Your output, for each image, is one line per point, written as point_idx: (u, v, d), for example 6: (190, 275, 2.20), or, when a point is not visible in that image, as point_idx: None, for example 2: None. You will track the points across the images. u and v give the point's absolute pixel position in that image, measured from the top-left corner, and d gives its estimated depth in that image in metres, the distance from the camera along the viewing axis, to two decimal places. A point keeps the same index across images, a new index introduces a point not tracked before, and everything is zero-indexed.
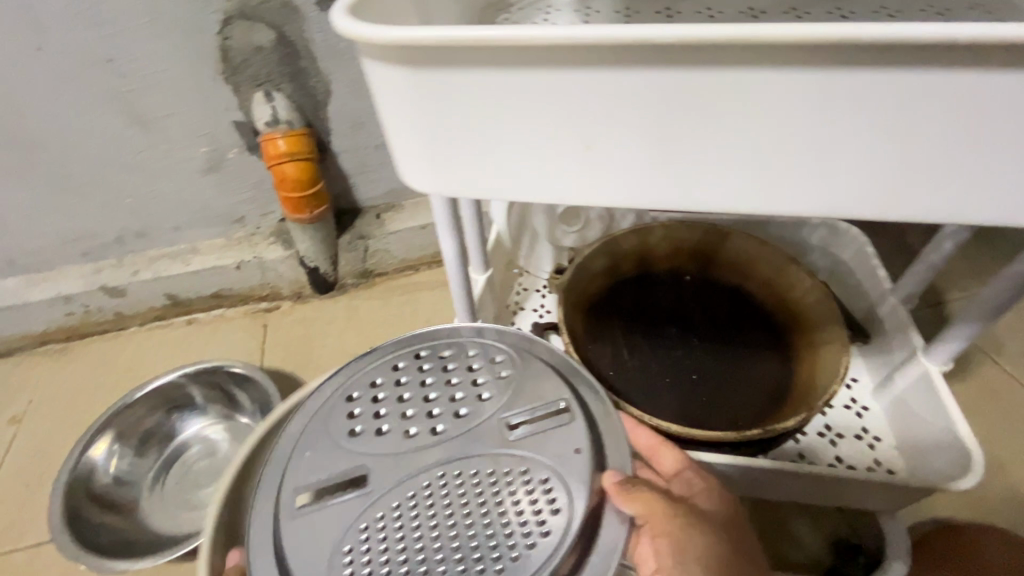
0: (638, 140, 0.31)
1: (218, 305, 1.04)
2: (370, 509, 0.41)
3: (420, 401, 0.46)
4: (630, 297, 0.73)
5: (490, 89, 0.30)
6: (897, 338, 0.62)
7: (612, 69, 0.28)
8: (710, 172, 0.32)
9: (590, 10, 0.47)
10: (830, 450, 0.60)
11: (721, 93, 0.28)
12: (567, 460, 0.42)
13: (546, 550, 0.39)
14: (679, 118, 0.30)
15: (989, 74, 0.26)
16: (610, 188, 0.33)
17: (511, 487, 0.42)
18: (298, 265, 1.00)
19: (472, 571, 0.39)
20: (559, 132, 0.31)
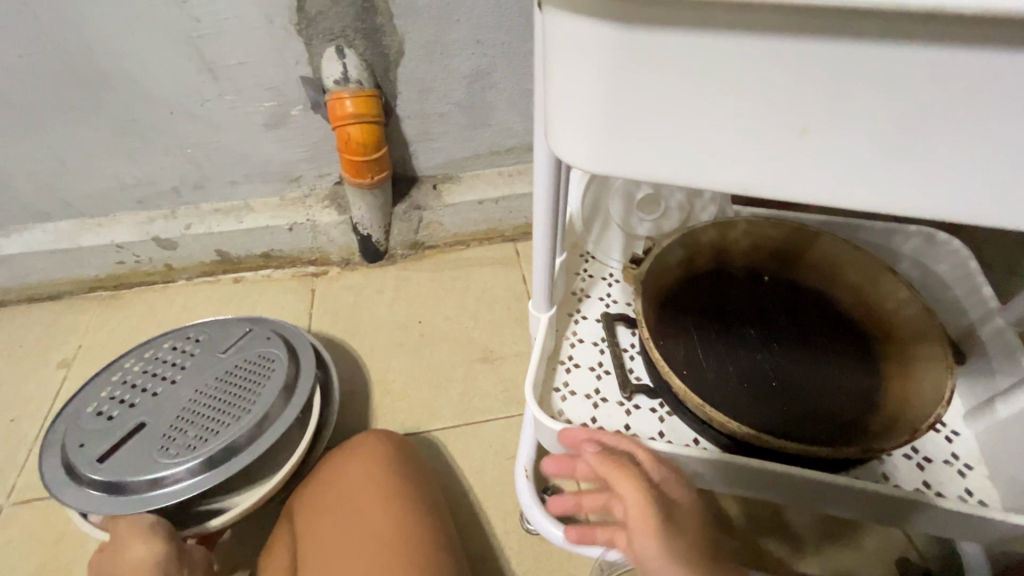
0: (881, 134, 0.25)
1: (266, 265, 1.02)
2: (155, 438, 0.66)
3: (159, 373, 0.73)
4: (706, 294, 0.69)
5: (714, 59, 0.25)
6: (1001, 362, 0.58)
7: (880, 44, 0.23)
8: (959, 182, 0.26)
9: None
10: (917, 473, 0.57)
11: (1014, 84, 0.23)
12: (235, 372, 0.72)
13: (242, 403, 0.68)
14: (946, 110, 0.24)
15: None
16: (822, 191, 0.27)
17: (185, 395, 0.70)
18: (351, 231, 0.98)
19: (169, 448, 0.64)
20: (781, 116, 0.26)
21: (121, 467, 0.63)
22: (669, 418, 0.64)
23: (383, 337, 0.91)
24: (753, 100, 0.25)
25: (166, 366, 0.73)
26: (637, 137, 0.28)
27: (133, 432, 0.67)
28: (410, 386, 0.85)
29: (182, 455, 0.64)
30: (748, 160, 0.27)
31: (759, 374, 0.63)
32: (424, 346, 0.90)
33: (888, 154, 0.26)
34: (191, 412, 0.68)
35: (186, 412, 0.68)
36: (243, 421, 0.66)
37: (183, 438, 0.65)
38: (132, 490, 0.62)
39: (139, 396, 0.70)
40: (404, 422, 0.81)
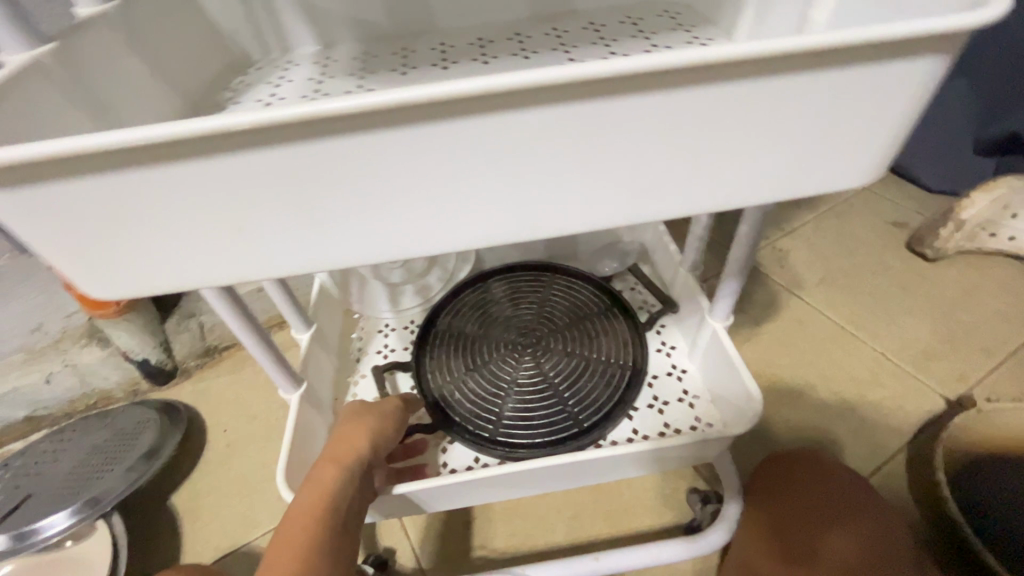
0: (325, 211, 0.28)
1: (38, 428, 0.92)
2: (47, 495, 0.76)
3: (44, 450, 0.83)
4: (479, 315, 0.75)
5: (135, 190, 0.26)
6: (693, 303, 0.69)
7: (259, 151, 0.25)
8: (427, 218, 0.29)
9: (329, 60, 0.54)
10: (659, 418, 0.66)
11: (401, 150, 0.26)
12: (118, 423, 0.85)
13: (124, 452, 0.80)
14: (359, 182, 0.27)
15: (636, 97, 0.26)
16: (325, 255, 0.30)
17: (75, 449, 0.82)
18: (125, 361, 0.91)
19: (61, 493, 0.75)
20: (225, 216, 0.27)
21: (19, 522, 0.72)
22: (452, 446, 0.67)
23: (186, 460, 0.85)
24: (197, 210, 0.27)
25: (47, 453, 0.83)
26: (135, 260, 0.29)
27: (21, 502, 0.75)
28: (222, 503, 0.80)
29: (69, 498, 0.74)
30: (241, 254, 0.29)
31: (537, 374, 0.68)
32: (233, 455, 0.85)
33: (343, 222, 0.29)
34: (79, 471, 0.78)
35: (73, 471, 0.79)
36: (126, 461, 0.78)
37: (73, 484, 0.77)
38: (27, 541, 0.71)
39: (22, 482, 0.78)
40: (221, 544, 0.76)
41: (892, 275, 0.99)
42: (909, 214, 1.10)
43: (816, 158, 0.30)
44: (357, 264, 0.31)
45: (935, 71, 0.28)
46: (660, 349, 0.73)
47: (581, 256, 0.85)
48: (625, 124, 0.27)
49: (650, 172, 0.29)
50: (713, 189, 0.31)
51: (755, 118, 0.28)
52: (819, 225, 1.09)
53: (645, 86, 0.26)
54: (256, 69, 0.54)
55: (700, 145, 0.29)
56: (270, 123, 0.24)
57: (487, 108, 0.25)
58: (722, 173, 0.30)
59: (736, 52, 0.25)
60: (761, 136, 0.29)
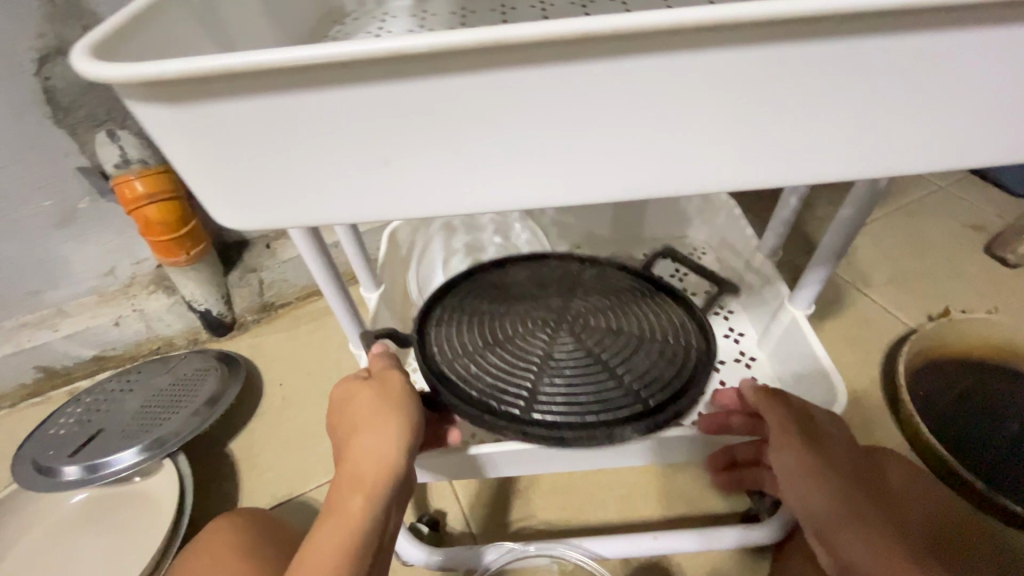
0: (471, 152, 0.27)
1: (103, 369, 0.95)
2: (116, 431, 0.79)
3: (112, 389, 0.86)
4: (498, 294, 0.69)
5: (292, 115, 0.25)
6: (768, 289, 0.67)
7: (422, 80, 0.25)
8: (571, 165, 0.28)
9: (426, 14, 0.53)
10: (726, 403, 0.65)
11: (561, 88, 0.25)
12: (181, 369, 0.88)
13: (188, 398, 0.83)
14: (509, 123, 0.26)
15: (813, 44, 0.25)
16: (459, 200, 0.29)
17: (141, 390, 0.85)
18: (187, 311, 0.93)
19: (130, 431, 0.78)
20: (373, 148, 0.27)
21: (91, 455, 0.75)
22: None
23: (243, 410, 0.87)
24: (343, 142, 0.27)
25: (115, 391, 0.86)
26: (272, 190, 0.28)
27: (92, 437, 0.79)
28: (278, 453, 0.82)
29: (138, 436, 0.77)
30: (378, 191, 0.29)
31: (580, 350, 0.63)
32: (287, 409, 0.87)
33: (484, 166, 0.28)
34: (145, 412, 0.81)
35: (140, 410, 0.82)
36: (191, 406, 0.81)
37: (140, 423, 0.80)
38: (99, 473, 0.74)
39: (92, 417, 0.82)
40: (277, 492, 0.78)
41: (968, 279, 0.95)
42: (988, 217, 1.04)
43: (980, 129, 0.29)
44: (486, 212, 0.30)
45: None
46: (727, 335, 0.71)
47: (646, 237, 0.84)
48: (796, 74, 0.26)
49: (804, 131, 0.28)
50: (864, 156, 0.29)
51: (929, 78, 0.26)
52: (889, 223, 1.04)
53: (826, 31, 0.25)
54: (352, 19, 0.53)
55: (864, 104, 0.27)
56: (439, 50, 0.23)
57: (654, 47, 0.24)
58: (882, 135, 0.29)
59: None
60: (930, 100, 0.27)
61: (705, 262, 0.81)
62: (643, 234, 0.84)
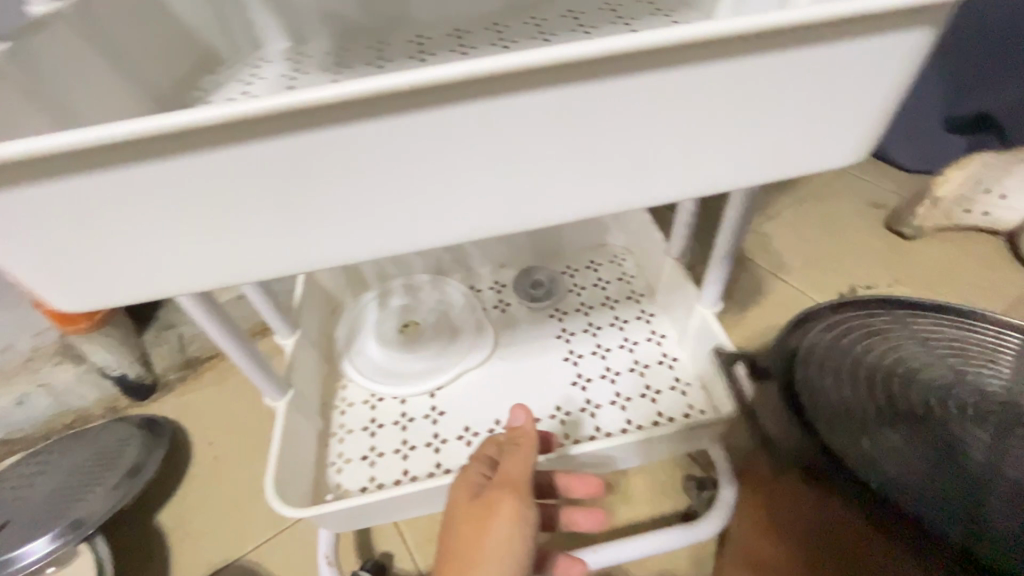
0: (287, 210, 0.30)
1: (13, 450, 0.88)
2: (25, 520, 0.73)
3: (23, 471, 0.80)
4: (863, 350, 0.52)
5: (117, 194, 0.27)
6: (681, 291, 0.69)
7: (237, 146, 0.27)
8: (402, 214, 0.31)
9: (302, 56, 0.52)
10: (652, 407, 0.67)
11: (376, 143, 0.27)
12: (99, 440, 0.82)
13: (106, 471, 0.77)
14: (314, 181, 0.29)
15: (605, 81, 0.27)
16: (297, 254, 0.32)
17: (54, 468, 0.80)
18: (102, 377, 0.88)
19: (40, 517, 0.73)
20: (205, 219, 0.29)
21: None
22: (445, 446, 0.65)
23: (170, 475, 0.83)
24: (161, 214, 0.29)
25: (26, 474, 0.80)
26: (109, 266, 0.30)
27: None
28: (211, 517, 0.78)
29: (49, 522, 0.71)
30: (212, 254, 0.31)
31: (976, 444, 0.46)
32: (219, 468, 0.83)
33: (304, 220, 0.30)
34: (58, 493, 0.76)
35: (53, 492, 0.76)
36: (108, 481, 0.76)
37: (52, 505, 0.74)
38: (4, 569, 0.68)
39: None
40: (212, 559, 0.74)
41: (872, 256, 1.01)
42: (886, 194, 1.12)
43: (769, 145, 0.31)
44: (325, 266, 0.33)
45: (891, 46, 0.28)
46: (650, 338, 0.73)
47: (568, 249, 0.85)
48: (596, 110, 0.28)
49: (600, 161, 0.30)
50: (669, 179, 0.32)
51: (702, 106, 0.29)
52: (799, 209, 1.10)
53: (613, 70, 0.27)
54: (227, 67, 0.52)
55: (646, 134, 0.30)
56: (242, 118, 0.25)
57: (426, 101, 0.26)
58: (692, 157, 0.31)
59: (696, 33, 0.25)
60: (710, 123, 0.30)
61: (626, 269, 0.83)
62: (564, 247, 0.85)
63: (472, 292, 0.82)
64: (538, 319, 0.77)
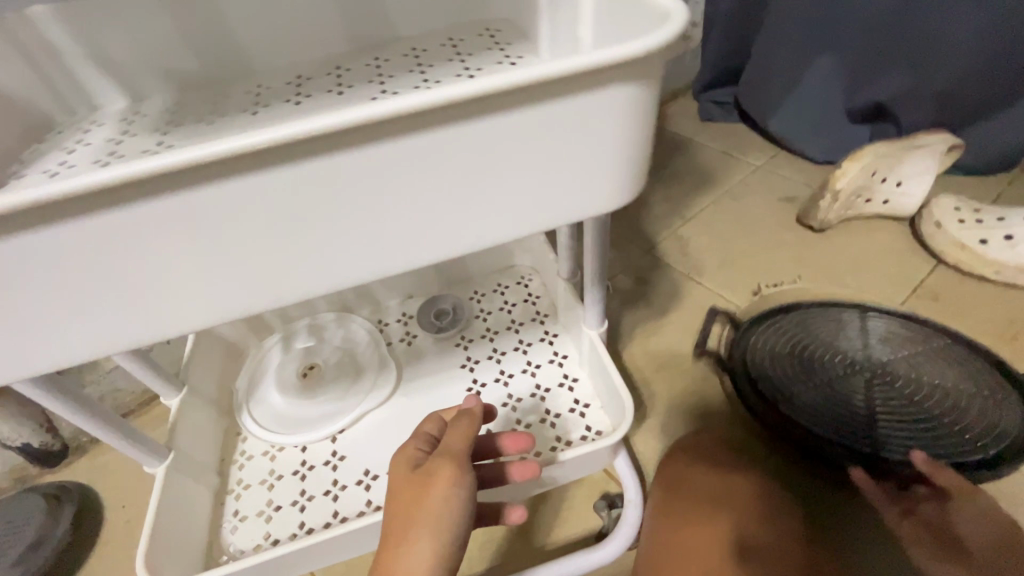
0: (89, 290, 0.34)
1: None
2: None
3: None
4: (823, 334, 0.85)
5: None
6: (573, 311, 0.69)
7: (46, 230, 0.31)
8: (220, 279, 0.36)
9: (136, 116, 0.51)
10: (551, 432, 0.66)
11: (175, 217, 0.32)
12: (1, 517, 0.79)
13: (10, 552, 0.75)
14: (106, 263, 0.33)
15: (360, 150, 0.31)
16: (110, 330, 0.36)
17: None
18: (3, 450, 0.84)
19: None
20: (32, 302, 0.33)
21: None
22: (344, 492, 0.64)
23: (80, 546, 0.79)
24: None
25: None
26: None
27: None
28: None
29: None
30: (20, 342, 0.35)
31: (866, 415, 0.77)
32: (132, 532, 0.80)
33: (106, 298, 0.34)
34: None
35: None
36: (15, 562, 0.74)
37: None
38: None
39: None
40: None
41: (784, 251, 1.02)
42: (798, 188, 1.14)
43: (523, 194, 0.35)
44: (141, 339, 0.37)
45: (595, 104, 0.32)
46: (551, 360, 0.73)
47: (475, 274, 0.85)
48: (361, 175, 0.32)
49: (368, 222, 0.35)
50: (442, 231, 0.36)
51: (458, 165, 0.33)
52: (715, 209, 1.12)
53: (363, 140, 0.31)
54: (57, 134, 0.50)
55: (403, 197, 0.34)
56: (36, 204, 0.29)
57: (186, 184, 0.31)
58: (467, 212, 0.35)
59: (423, 102, 0.29)
60: (459, 181, 0.34)
61: (532, 289, 0.82)
62: (471, 273, 0.84)
63: (379, 327, 0.81)
64: (442, 350, 0.76)
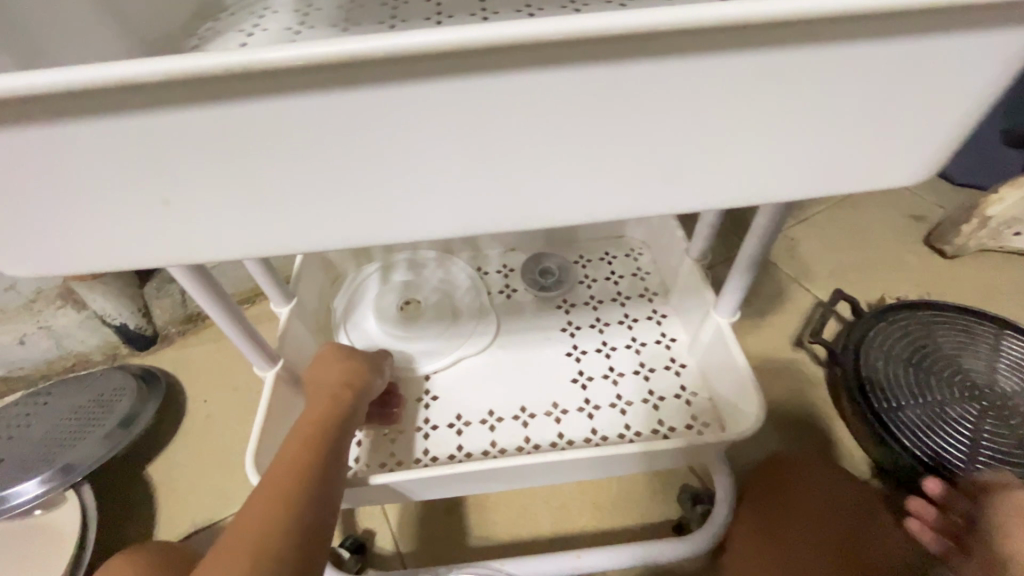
0: (268, 183, 0.28)
1: (14, 389, 0.89)
2: (18, 462, 0.73)
3: (19, 412, 0.80)
4: (948, 346, 0.75)
5: (103, 154, 0.25)
6: (696, 296, 0.65)
7: (235, 105, 0.24)
8: (412, 203, 0.29)
9: (310, 8, 0.48)
10: (654, 414, 0.64)
11: (387, 116, 0.25)
12: (94, 387, 0.82)
13: (98, 421, 0.77)
14: (294, 156, 0.26)
15: (640, 65, 0.25)
16: (271, 231, 0.30)
17: (49, 413, 0.80)
18: (102, 325, 0.87)
19: (31, 461, 0.73)
20: (199, 188, 0.27)
21: None
22: (436, 432, 0.64)
23: (161, 430, 0.82)
24: (116, 181, 0.27)
25: (22, 415, 0.80)
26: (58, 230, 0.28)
27: None
28: (199, 475, 0.78)
29: (38, 467, 0.72)
30: (176, 227, 0.29)
31: (973, 441, 0.68)
32: (210, 428, 0.82)
33: (280, 198, 0.28)
34: (52, 438, 0.76)
35: (46, 437, 0.76)
36: (100, 430, 0.76)
37: (44, 451, 0.74)
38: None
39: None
40: (196, 518, 0.74)
41: (906, 271, 0.94)
42: (930, 207, 1.04)
43: (801, 150, 0.29)
44: (299, 249, 0.31)
45: (953, 47, 0.25)
46: (658, 341, 0.70)
47: (582, 239, 0.81)
48: (626, 97, 0.26)
49: (604, 161, 0.28)
50: (686, 174, 0.30)
51: (742, 101, 0.26)
52: (834, 215, 1.04)
53: (651, 52, 0.24)
54: (228, 15, 0.48)
55: (654, 132, 0.27)
56: (242, 70, 0.22)
57: (429, 78, 0.24)
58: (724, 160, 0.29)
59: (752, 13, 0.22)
60: (737, 120, 0.27)
61: (642, 264, 0.78)
62: (578, 236, 0.80)
63: (478, 274, 0.78)
64: (542, 309, 0.74)
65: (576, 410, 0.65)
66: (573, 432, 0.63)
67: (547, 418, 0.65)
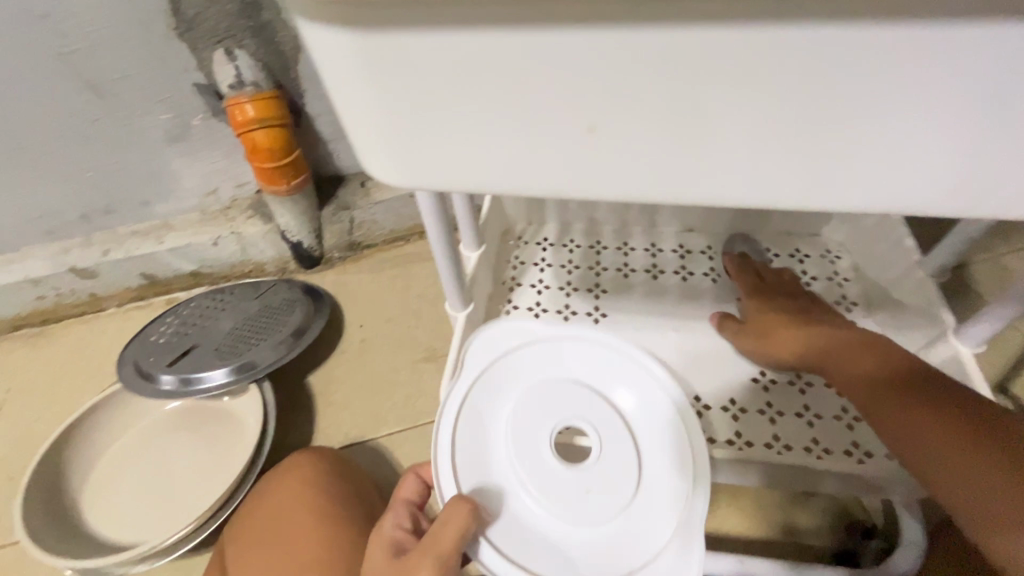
0: (668, 120, 0.24)
1: (199, 284, 0.98)
2: (209, 350, 0.81)
3: (208, 305, 0.89)
4: None
5: (528, 63, 0.23)
6: (923, 314, 0.60)
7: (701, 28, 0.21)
8: (814, 167, 0.25)
9: None
10: (847, 433, 0.59)
11: (868, 61, 0.21)
12: (270, 294, 0.89)
13: (276, 326, 0.84)
14: (735, 94, 0.23)
15: None
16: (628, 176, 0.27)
17: (234, 310, 0.87)
18: (280, 240, 0.94)
19: (221, 351, 0.81)
20: (595, 114, 0.25)
21: (188, 368, 0.78)
22: None
23: (323, 346, 0.88)
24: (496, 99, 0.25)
25: (210, 308, 0.88)
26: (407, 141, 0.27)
27: (189, 351, 0.82)
28: (354, 394, 0.83)
29: (228, 358, 0.79)
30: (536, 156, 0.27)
31: None
32: (366, 352, 0.87)
33: (685, 140, 0.25)
34: (237, 333, 0.83)
35: (232, 332, 0.84)
36: (278, 335, 0.82)
37: (230, 344, 0.82)
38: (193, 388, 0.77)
39: (190, 331, 0.85)
40: (350, 432, 0.80)
41: None
42: None
43: None
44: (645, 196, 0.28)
45: None
46: None
47: (772, 231, 0.75)
48: None
49: None
50: None
51: None
52: None
53: None
54: None
55: None
56: None
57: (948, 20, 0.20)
58: None
59: None
60: None
61: (839, 267, 0.71)
62: (767, 227, 0.74)
63: (652, 251, 0.75)
64: (723, 299, 0.70)
65: (756, 411, 0.62)
66: (751, 433, 0.60)
67: (724, 414, 0.62)
